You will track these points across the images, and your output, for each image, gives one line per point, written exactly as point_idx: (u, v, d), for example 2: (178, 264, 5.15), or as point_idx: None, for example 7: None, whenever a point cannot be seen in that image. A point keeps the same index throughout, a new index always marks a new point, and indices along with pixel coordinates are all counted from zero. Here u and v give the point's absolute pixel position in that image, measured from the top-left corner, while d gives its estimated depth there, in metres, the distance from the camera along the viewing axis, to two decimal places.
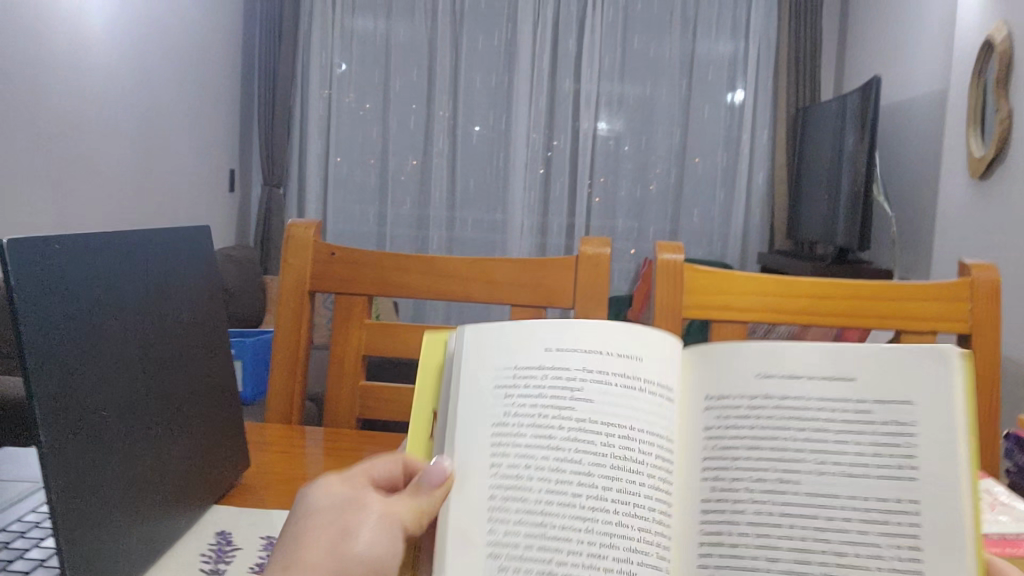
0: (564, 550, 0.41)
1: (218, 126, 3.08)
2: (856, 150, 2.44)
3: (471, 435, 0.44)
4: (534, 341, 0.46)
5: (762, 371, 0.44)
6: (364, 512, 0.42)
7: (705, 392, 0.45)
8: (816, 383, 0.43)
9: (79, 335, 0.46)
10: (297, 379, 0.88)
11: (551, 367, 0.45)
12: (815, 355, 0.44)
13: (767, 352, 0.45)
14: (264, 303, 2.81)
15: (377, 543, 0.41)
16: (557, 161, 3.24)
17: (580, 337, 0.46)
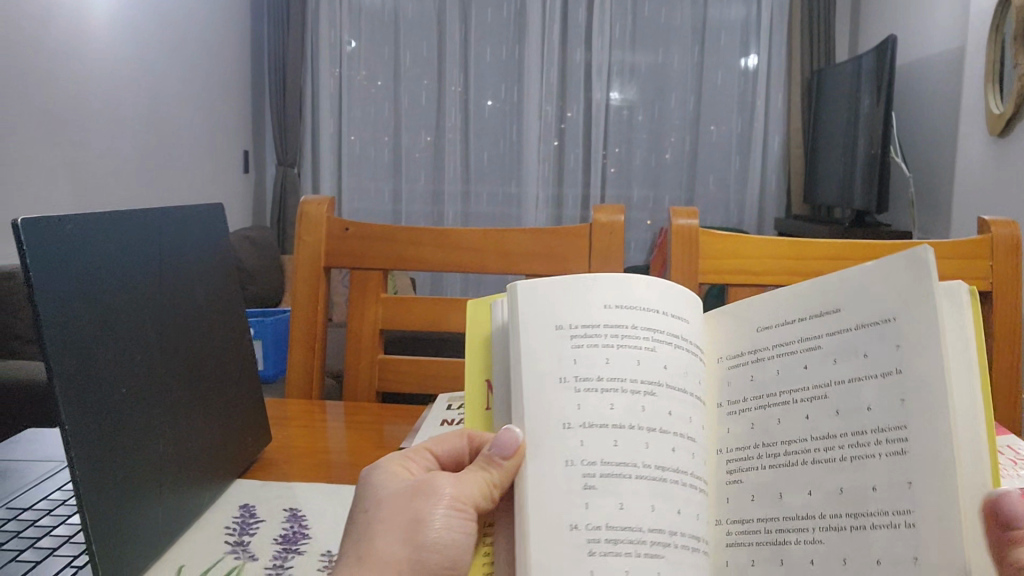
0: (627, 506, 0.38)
1: (230, 109, 3.09)
2: (872, 112, 2.41)
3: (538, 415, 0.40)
4: (594, 295, 0.42)
5: (761, 326, 0.43)
6: (440, 494, 0.41)
7: (720, 353, 0.45)
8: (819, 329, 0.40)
9: (96, 314, 0.47)
10: (317, 355, 0.89)
11: (611, 324, 0.41)
12: (816, 299, 0.41)
13: (764, 304, 0.43)
14: (283, 282, 2.83)
15: (455, 530, 0.40)
16: (570, 132, 3.22)
17: (641, 295, 0.42)
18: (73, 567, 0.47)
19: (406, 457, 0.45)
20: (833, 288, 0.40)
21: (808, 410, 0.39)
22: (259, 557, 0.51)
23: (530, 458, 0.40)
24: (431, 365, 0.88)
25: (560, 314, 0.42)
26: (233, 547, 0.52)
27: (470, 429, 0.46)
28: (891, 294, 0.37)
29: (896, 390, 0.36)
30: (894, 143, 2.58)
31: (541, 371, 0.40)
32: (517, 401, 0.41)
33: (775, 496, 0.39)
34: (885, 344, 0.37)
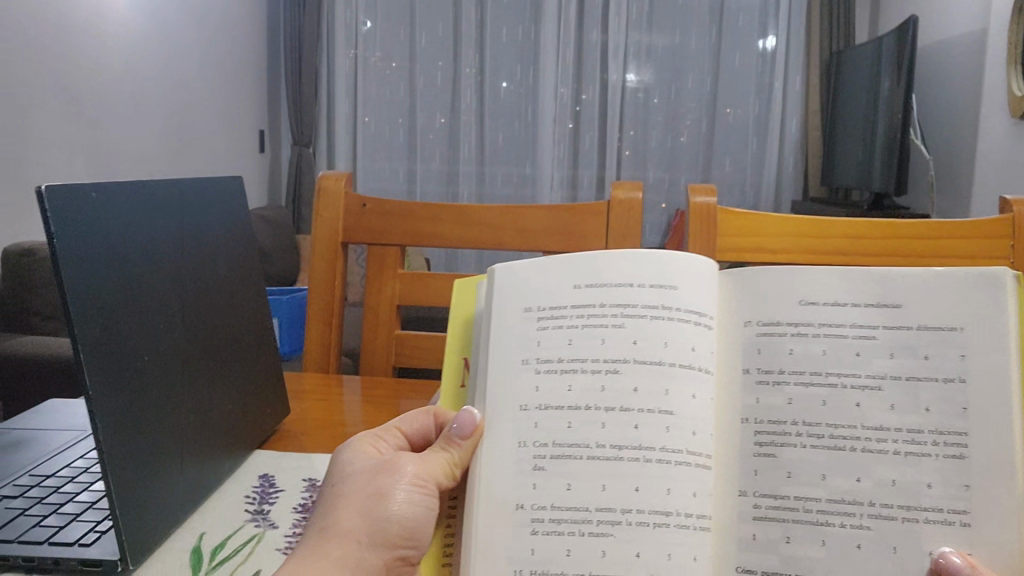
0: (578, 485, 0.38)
1: (246, 89, 3.09)
2: (892, 94, 2.38)
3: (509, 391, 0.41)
4: (562, 279, 0.42)
5: (807, 299, 0.40)
6: (400, 470, 0.41)
7: (745, 316, 0.41)
8: (864, 312, 0.39)
9: (119, 283, 0.47)
10: (333, 330, 0.89)
11: (577, 305, 0.41)
12: (861, 279, 0.40)
13: (797, 275, 0.41)
14: (298, 262, 2.85)
15: (415, 505, 0.40)
16: (586, 114, 3.21)
17: (613, 271, 0.41)
18: (96, 532, 0.47)
19: (374, 435, 0.45)
20: (887, 277, 0.39)
21: (859, 397, 0.38)
22: (280, 525, 0.52)
23: (487, 438, 0.41)
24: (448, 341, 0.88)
25: (530, 300, 0.42)
26: (253, 515, 0.53)
27: (435, 407, 0.46)
28: (960, 304, 0.38)
29: (959, 398, 0.37)
30: (914, 126, 2.56)
31: (505, 356, 0.41)
32: (481, 388, 0.42)
33: (817, 476, 0.38)
34: (948, 350, 0.37)
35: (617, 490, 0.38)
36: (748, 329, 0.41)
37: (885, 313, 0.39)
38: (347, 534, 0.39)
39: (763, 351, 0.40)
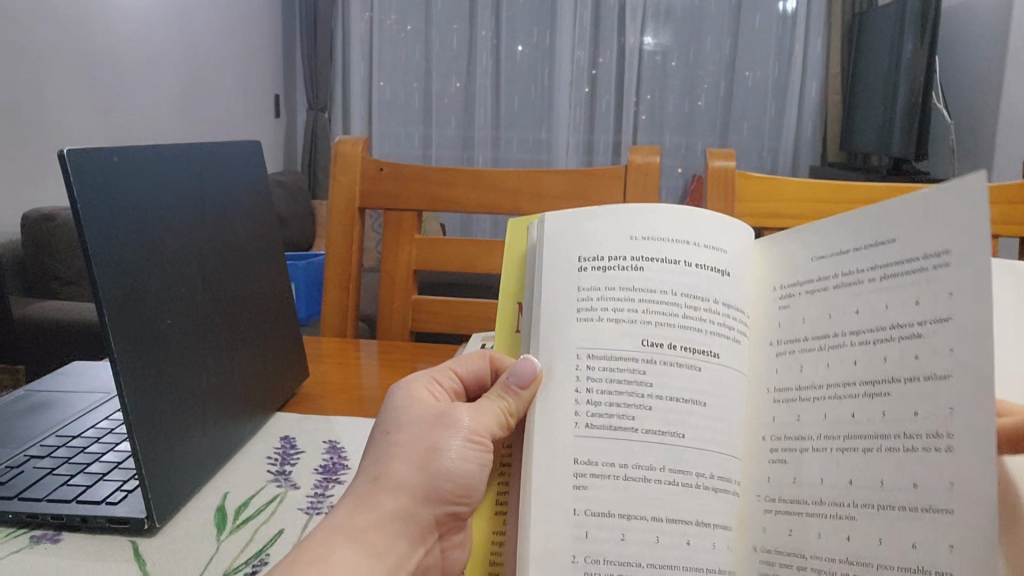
0: (632, 438, 0.37)
1: (261, 54, 3.08)
2: (914, 58, 2.34)
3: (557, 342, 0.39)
4: (618, 226, 0.40)
5: (818, 255, 0.39)
6: (456, 424, 0.41)
7: (773, 281, 0.41)
8: (862, 255, 0.36)
9: (141, 248, 0.48)
10: (351, 295, 0.90)
11: (634, 256, 0.39)
12: (858, 220, 0.37)
13: (813, 229, 0.39)
14: (316, 227, 2.86)
15: (470, 463, 0.40)
16: (602, 78, 3.18)
17: (669, 222, 0.40)
18: (122, 492, 0.48)
19: (431, 376, 0.46)
20: (886, 209, 0.35)
21: (855, 355, 0.36)
22: (300, 486, 0.53)
23: (546, 390, 0.39)
24: (463, 306, 0.89)
25: (580, 247, 0.40)
26: (275, 475, 0.54)
27: (492, 352, 0.46)
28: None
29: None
30: (937, 89, 2.52)
31: (560, 306, 0.40)
32: (535, 330, 0.40)
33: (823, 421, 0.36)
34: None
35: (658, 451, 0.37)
36: (774, 293, 0.40)
37: (880, 252, 0.36)
38: (397, 483, 0.39)
39: (786, 313, 0.39)
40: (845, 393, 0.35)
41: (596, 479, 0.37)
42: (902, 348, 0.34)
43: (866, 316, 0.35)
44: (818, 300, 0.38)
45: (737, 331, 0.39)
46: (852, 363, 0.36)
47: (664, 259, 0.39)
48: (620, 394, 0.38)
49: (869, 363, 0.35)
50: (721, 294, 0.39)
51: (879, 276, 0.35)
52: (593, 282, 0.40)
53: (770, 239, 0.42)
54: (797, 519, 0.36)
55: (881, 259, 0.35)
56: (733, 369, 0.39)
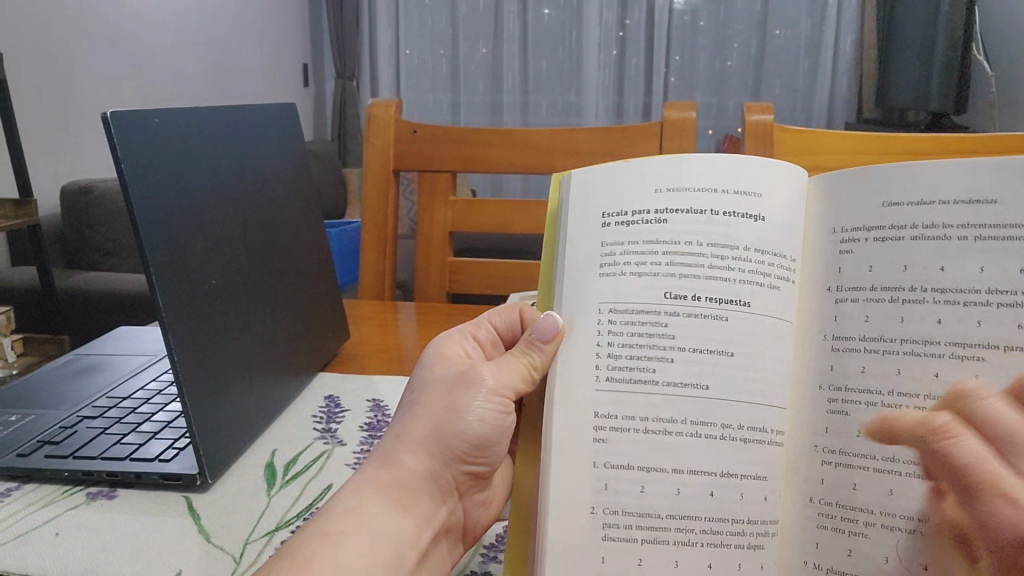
0: (654, 391, 0.38)
1: (288, 24, 3.07)
2: (954, 10, 2.28)
3: (582, 294, 0.41)
4: (641, 179, 0.40)
5: (891, 200, 0.37)
6: (478, 382, 0.41)
7: (831, 222, 0.39)
8: (952, 209, 0.35)
9: (183, 210, 0.48)
10: (388, 257, 0.90)
11: (659, 208, 0.39)
12: (959, 169, 0.35)
13: (885, 170, 0.37)
14: (346, 196, 2.87)
15: (488, 422, 0.41)
16: (631, 38, 3.13)
17: (694, 170, 0.39)
18: (175, 449, 0.49)
19: (465, 333, 0.47)
20: (1008, 170, 0.35)
21: (943, 314, 0.35)
22: (347, 442, 0.53)
23: (567, 344, 0.41)
24: (500, 267, 0.89)
25: (604, 203, 0.41)
26: (321, 432, 0.55)
27: (521, 305, 0.47)
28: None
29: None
30: (977, 42, 2.44)
31: (584, 262, 0.41)
32: (559, 288, 0.42)
33: (892, 372, 0.36)
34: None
35: (687, 402, 0.38)
36: (832, 237, 0.38)
37: (985, 208, 0.35)
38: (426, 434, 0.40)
39: (849, 258, 0.38)
40: (926, 351, 0.35)
41: (616, 431, 0.39)
42: (998, 315, 0.34)
43: (955, 275, 0.35)
44: (893, 250, 0.36)
45: (774, 278, 0.39)
46: (937, 322, 0.35)
47: (694, 210, 0.39)
48: (642, 348, 0.39)
49: (957, 323, 0.35)
50: (754, 242, 0.38)
51: (969, 234, 0.35)
52: (616, 237, 0.40)
53: (819, 177, 0.40)
54: (862, 474, 0.36)
55: (971, 215, 0.35)
56: (778, 319, 0.38)
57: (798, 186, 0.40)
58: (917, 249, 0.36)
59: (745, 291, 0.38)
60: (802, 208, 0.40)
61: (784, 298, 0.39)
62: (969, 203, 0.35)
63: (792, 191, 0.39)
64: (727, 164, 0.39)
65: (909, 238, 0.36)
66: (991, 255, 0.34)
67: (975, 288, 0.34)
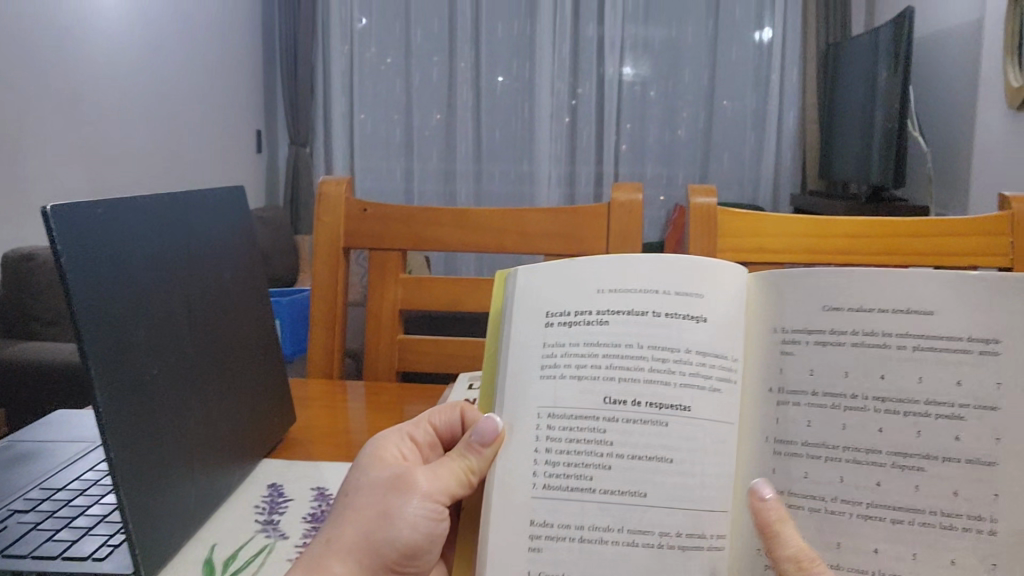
0: (595, 497, 0.40)
1: (243, 90, 3.10)
2: (889, 86, 2.38)
3: (525, 395, 0.42)
4: (586, 279, 0.43)
5: (830, 304, 0.40)
6: (413, 487, 0.41)
7: (773, 324, 0.41)
8: (892, 319, 0.39)
9: (127, 299, 0.48)
10: (337, 335, 0.89)
11: (602, 310, 0.41)
12: (895, 282, 0.39)
13: (827, 279, 0.40)
14: (297, 263, 2.84)
15: (422, 526, 0.41)
16: (582, 109, 3.21)
17: (639, 275, 0.42)
18: (108, 546, 0.48)
19: (407, 435, 0.46)
20: (931, 282, 0.38)
21: (882, 422, 0.38)
22: (289, 535, 0.52)
23: (505, 447, 0.42)
24: (450, 345, 0.89)
25: (549, 301, 0.43)
26: (263, 525, 0.53)
27: (464, 405, 0.48)
28: (1000, 320, 0.37)
29: (990, 427, 0.37)
30: (910, 116, 2.55)
31: (526, 364, 0.42)
32: (500, 389, 0.43)
33: (837, 478, 0.38)
34: (983, 377, 0.37)
35: (623, 509, 0.40)
36: (773, 336, 0.41)
37: (913, 319, 0.38)
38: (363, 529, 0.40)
39: (789, 360, 0.40)
40: (868, 458, 0.38)
41: (552, 540, 0.40)
42: (937, 425, 0.37)
43: (894, 382, 0.38)
44: (834, 353, 0.39)
45: (716, 379, 0.40)
46: (878, 431, 0.38)
47: (636, 311, 0.41)
48: (581, 453, 0.40)
49: (898, 432, 0.38)
50: (695, 344, 0.40)
51: (911, 343, 0.38)
52: (558, 336, 0.42)
53: (764, 276, 0.42)
54: None
55: (910, 327, 0.38)
56: (715, 426, 0.40)
57: (741, 285, 0.42)
58: (862, 359, 0.39)
59: (680, 394, 0.40)
60: (745, 308, 0.42)
61: (723, 402, 0.40)
62: (911, 313, 0.38)
63: (734, 288, 0.42)
64: (670, 268, 0.42)
65: (853, 343, 0.39)
66: (927, 364, 0.38)
67: (914, 398, 0.38)
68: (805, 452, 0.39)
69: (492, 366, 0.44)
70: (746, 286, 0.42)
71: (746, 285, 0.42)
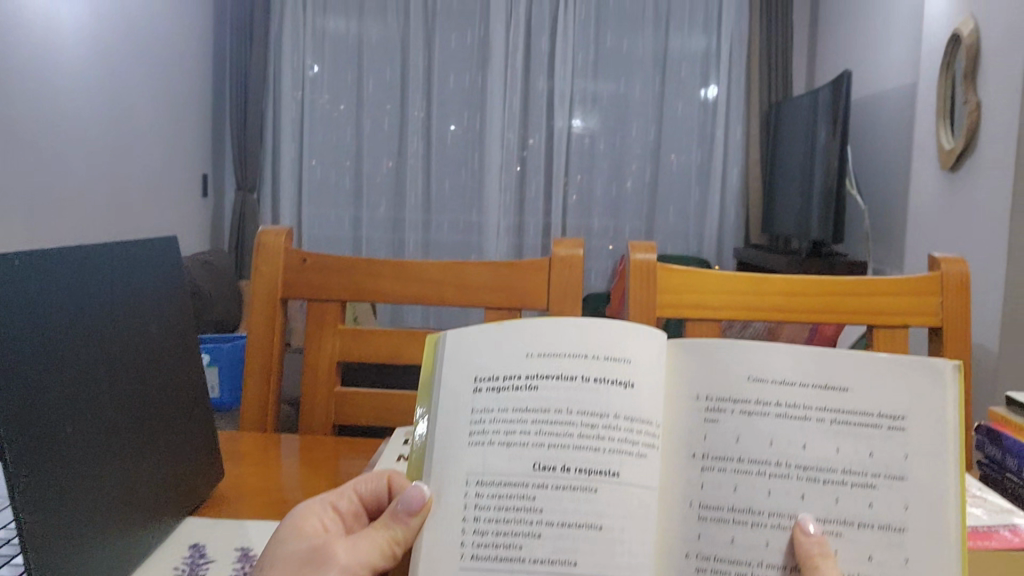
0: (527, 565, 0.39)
1: (191, 132, 3.06)
2: (828, 145, 2.46)
3: (454, 460, 0.41)
4: (516, 344, 0.43)
5: (756, 376, 0.41)
6: (332, 560, 0.41)
7: (693, 390, 0.42)
8: (808, 391, 0.41)
9: (44, 355, 0.46)
10: (272, 388, 0.87)
11: (532, 375, 0.42)
12: (811, 358, 0.41)
13: (747, 353, 0.42)
14: (241, 308, 2.79)
15: None
16: (531, 159, 3.25)
17: (568, 340, 0.42)
18: None
19: (330, 503, 0.45)
20: (842, 360, 0.41)
21: (805, 489, 0.40)
22: None
23: (433, 515, 0.41)
24: (388, 398, 0.88)
25: (479, 367, 0.43)
26: None
27: (391, 472, 0.47)
28: (906, 397, 0.41)
29: (900, 495, 0.39)
30: (849, 175, 2.63)
31: (455, 429, 0.42)
32: (427, 456, 0.42)
33: (761, 544, 0.39)
34: (891, 449, 0.40)
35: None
36: (696, 403, 0.41)
37: (827, 393, 0.41)
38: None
39: (713, 427, 0.41)
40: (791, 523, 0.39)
41: None
42: (854, 493, 0.39)
43: (816, 452, 0.40)
44: (759, 423, 0.40)
45: (643, 446, 0.40)
46: (800, 497, 0.40)
47: (565, 376, 0.41)
48: (510, 519, 0.40)
49: (819, 498, 0.39)
50: (623, 409, 0.40)
51: (829, 417, 0.40)
52: (488, 402, 0.42)
53: (682, 345, 0.43)
54: None
55: (825, 401, 0.41)
56: (645, 497, 0.40)
57: (663, 351, 0.43)
58: (782, 427, 0.40)
59: (610, 460, 0.40)
60: (666, 374, 0.42)
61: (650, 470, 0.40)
62: (826, 390, 0.41)
63: (656, 351, 0.42)
64: (597, 332, 0.42)
65: (774, 413, 0.40)
66: (842, 434, 0.40)
67: (834, 467, 0.40)
68: (730, 518, 0.40)
69: (419, 431, 0.44)
70: (668, 353, 0.43)
71: (666, 351, 0.43)
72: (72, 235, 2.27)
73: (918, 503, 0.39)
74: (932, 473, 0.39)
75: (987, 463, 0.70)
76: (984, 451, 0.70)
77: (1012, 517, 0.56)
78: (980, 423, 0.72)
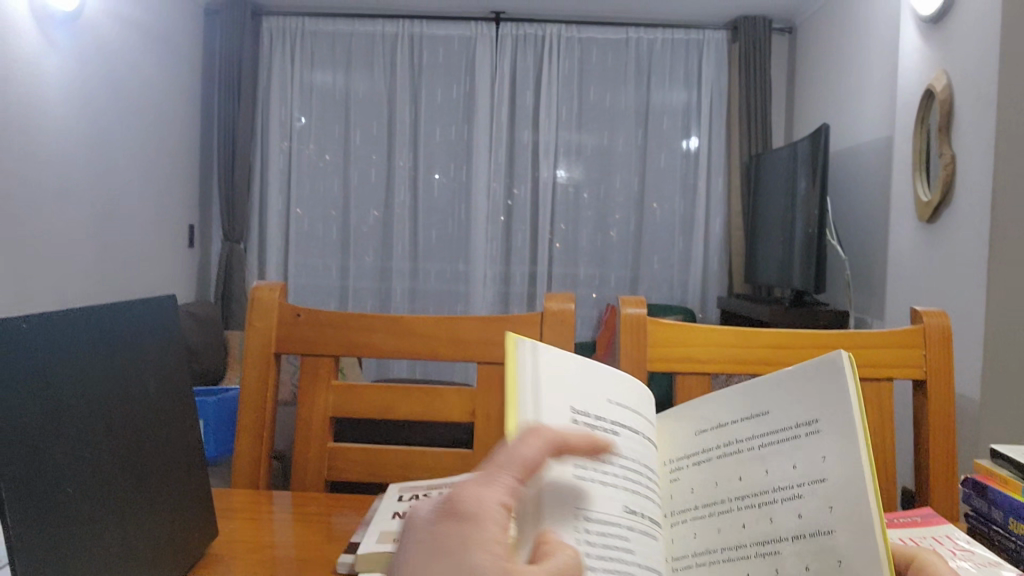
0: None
1: (179, 184, 3.08)
2: (808, 194, 2.50)
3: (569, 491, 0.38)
4: (595, 393, 0.43)
5: (704, 430, 0.50)
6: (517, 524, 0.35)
7: (667, 460, 0.50)
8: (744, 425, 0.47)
9: (46, 418, 0.46)
10: (265, 443, 0.87)
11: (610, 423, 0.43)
12: (750, 398, 0.48)
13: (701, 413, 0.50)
14: (225, 359, 2.77)
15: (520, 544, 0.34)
16: (517, 209, 3.28)
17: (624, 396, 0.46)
18: None
19: None
20: (765, 390, 0.46)
21: (744, 518, 0.44)
22: None
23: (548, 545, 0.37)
24: (381, 453, 0.88)
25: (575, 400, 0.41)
26: None
27: None
28: (818, 403, 0.43)
29: (824, 498, 0.41)
30: (830, 225, 2.68)
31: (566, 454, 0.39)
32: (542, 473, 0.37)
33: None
34: (812, 454, 0.42)
35: None
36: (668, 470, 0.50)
37: (756, 422, 0.46)
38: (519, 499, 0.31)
39: (678, 484, 0.48)
40: (738, 553, 0.43)
41: None
42: (783, 510, 0.42)
43: (751, 481, 0.45)
44: (711, 471, 0.47)
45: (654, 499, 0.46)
46: (744, 526, 0.44)
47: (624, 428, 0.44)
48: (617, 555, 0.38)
49: (757, 522, 0.43)
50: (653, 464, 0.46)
51: (759, 445, 0.45)
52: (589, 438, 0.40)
53: (661, 429, 0.52)
54: None
55: (755, 430, 0.46)
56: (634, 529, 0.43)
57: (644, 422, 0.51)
58: (729, 463, 0.47)
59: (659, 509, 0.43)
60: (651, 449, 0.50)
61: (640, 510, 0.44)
62: (756, 419, 0.46)
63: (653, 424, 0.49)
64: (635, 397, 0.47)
65: (720, 459, 0.47)
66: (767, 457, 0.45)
67: (767, 489, 0.44)
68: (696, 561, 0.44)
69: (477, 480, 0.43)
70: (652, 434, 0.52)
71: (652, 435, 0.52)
72: (57, 285, 2.26)
73: (836, 499, 0.40)
74: (844, 462, 0.40)
75: (974, 516, 0.71)
76: (970, 504, 0.71)
77: (1000, 570, 0.57)
78: (965, 476, 0.72)
